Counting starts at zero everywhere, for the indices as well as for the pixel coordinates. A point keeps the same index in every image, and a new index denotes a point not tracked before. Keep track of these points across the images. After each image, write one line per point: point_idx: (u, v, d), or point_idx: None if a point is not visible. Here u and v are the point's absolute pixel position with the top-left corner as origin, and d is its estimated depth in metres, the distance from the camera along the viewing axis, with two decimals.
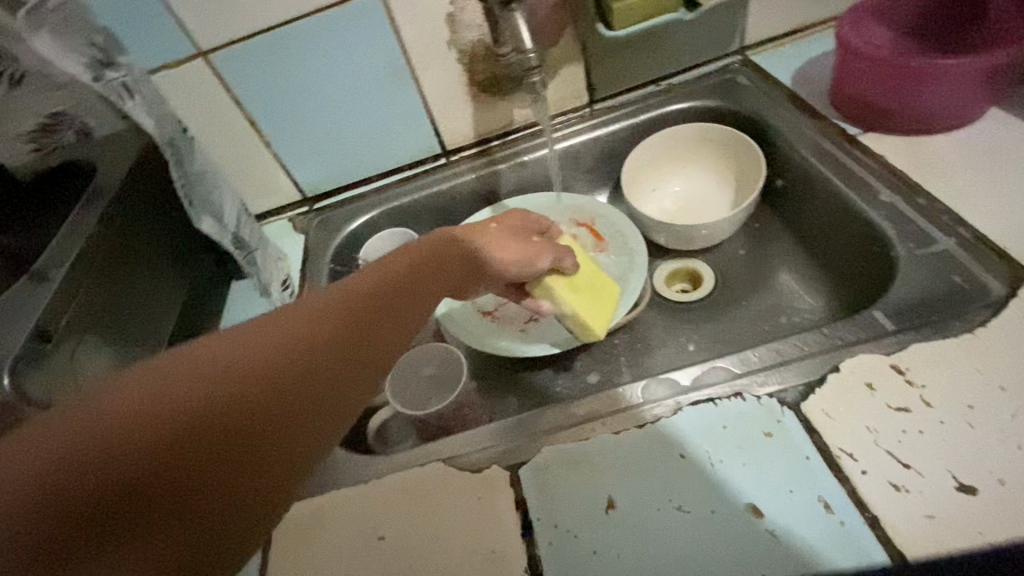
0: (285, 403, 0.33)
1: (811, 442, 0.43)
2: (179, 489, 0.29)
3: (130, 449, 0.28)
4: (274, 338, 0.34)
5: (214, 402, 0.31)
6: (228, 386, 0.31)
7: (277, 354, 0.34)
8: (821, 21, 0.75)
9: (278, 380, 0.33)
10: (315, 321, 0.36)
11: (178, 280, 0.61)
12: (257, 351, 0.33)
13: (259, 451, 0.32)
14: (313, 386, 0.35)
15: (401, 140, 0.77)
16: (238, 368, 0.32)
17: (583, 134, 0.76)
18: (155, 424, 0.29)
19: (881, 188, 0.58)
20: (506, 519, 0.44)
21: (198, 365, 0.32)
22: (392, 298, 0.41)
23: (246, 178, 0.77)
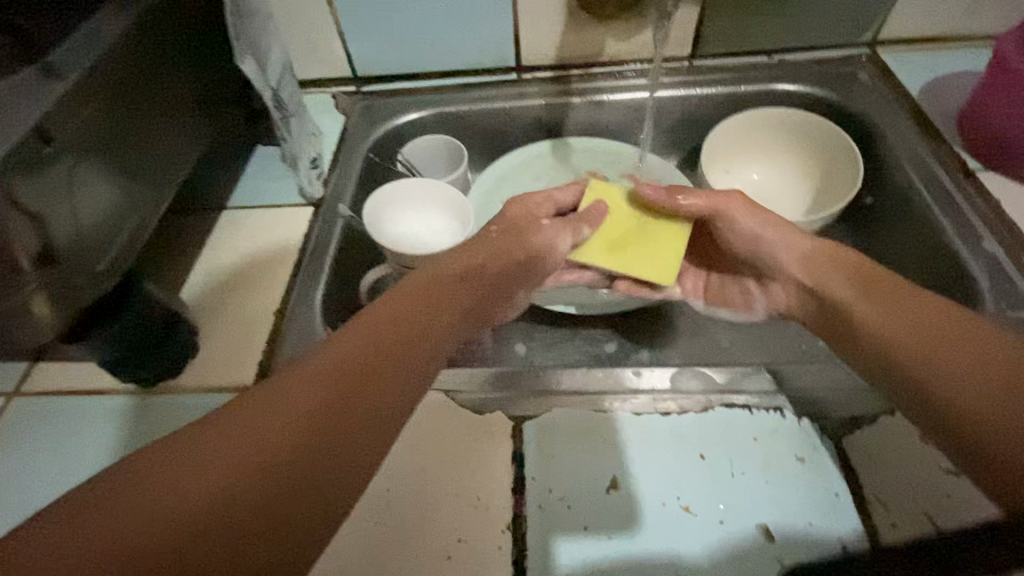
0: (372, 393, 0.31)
1: (844, 479, 0.39)
2: (259, 483, 0.26)
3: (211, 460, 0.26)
4: (348, 346, 0.32)
5: (289, 400, 0.29)
6: (313, 397, 0.29)
7: (359, 355, 0.32)
8: (968, 35, 0.67)
9: (346, 368, 0.31)
10: (385, 323, 0.35)
11: (204, 121, 0.55)
12: (338, 359, 0.31)
13: (334, 437, 0.28)
14: (384, 368, 0.32)
15: (476, 41, 0.69)
16: (308, 374, 0.30)
17: (674, 87, 0.68)
18: (258, 432, 0.27)
19: (986, 235, 0.52)
20: (500, 470, 0.41)
21: (283, 393, 0.29)
22: (438, 285, 0.40)
23: (299, 35, 0.69)
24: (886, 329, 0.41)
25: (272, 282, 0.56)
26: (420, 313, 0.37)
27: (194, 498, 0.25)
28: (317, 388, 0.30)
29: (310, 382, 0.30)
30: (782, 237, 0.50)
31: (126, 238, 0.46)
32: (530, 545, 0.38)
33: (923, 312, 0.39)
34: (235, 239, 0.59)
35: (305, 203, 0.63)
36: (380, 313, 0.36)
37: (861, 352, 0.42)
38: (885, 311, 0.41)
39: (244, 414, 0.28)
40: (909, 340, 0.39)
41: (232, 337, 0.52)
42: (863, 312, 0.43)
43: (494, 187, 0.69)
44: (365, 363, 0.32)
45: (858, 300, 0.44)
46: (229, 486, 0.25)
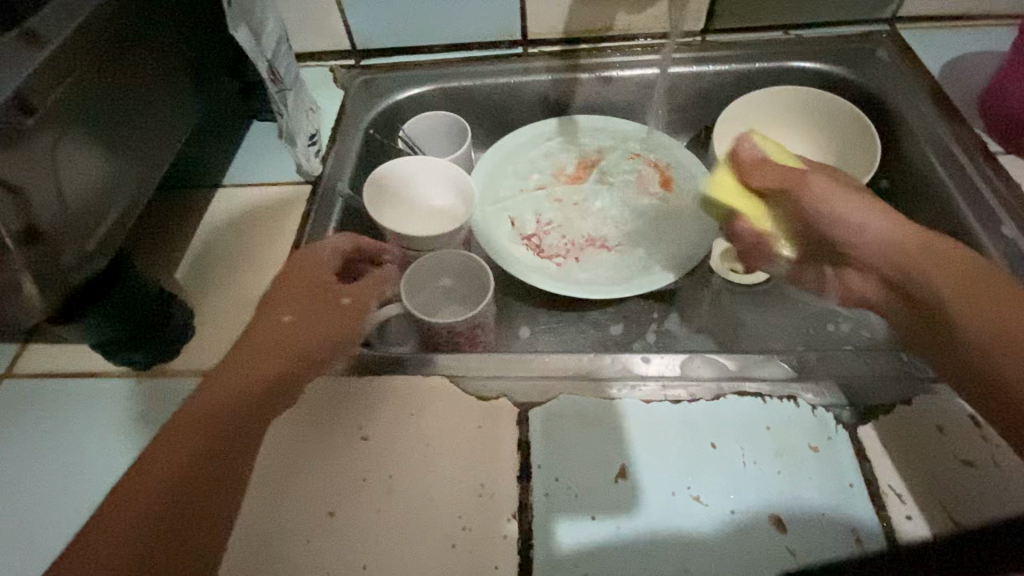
0: (240, 426, 0.37)
1: (859, 469, 0.38)
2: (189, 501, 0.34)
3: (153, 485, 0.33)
4: (212, 396, 0.37)
5: (204, 422, 0.36)
6: (220, 420, 0.36)
7: (218, 400, 0.37)
8: (993, 12, 0.65)
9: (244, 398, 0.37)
10: (241, 368, 0.39)
11: (196, 93, 0.52)
12: (217, 399, 0.37)
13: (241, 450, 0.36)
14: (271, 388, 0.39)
15: (480, 13, 0.66)
16: (214, 400, 0.37)
17: (686, 64, 0.66)
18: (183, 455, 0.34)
19: (1006, 219, 0.51)
20: (506, 457, 0.40)
21: (182, 434, 0.35)
22: (335, 309, 0.45)
23: (296, 6, 0.66)
24: (958, 315, 0.41)
25: (269, 262, 0.54)
26: (265, 347, 0.40)
27: (120, 544, 0.31)
28: (206, 421, 0.36)
29: (179, 440, 0.35)
30: (865, 225, 0.48)
31: (116, 216, 0.44)
32: (535, 533, 0.37)
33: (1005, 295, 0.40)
34: (232, 218, 0.58)
35: (303, 181, 0.61)
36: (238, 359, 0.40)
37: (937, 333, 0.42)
38: (959, 296, 0.42)
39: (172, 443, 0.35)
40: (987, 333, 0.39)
41: (229, 319, 0.51)
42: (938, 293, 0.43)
43: (499, 164, 0.67)
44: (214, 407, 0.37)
45: (934, 276, 0.44)
46: (141, 528, 0.32)
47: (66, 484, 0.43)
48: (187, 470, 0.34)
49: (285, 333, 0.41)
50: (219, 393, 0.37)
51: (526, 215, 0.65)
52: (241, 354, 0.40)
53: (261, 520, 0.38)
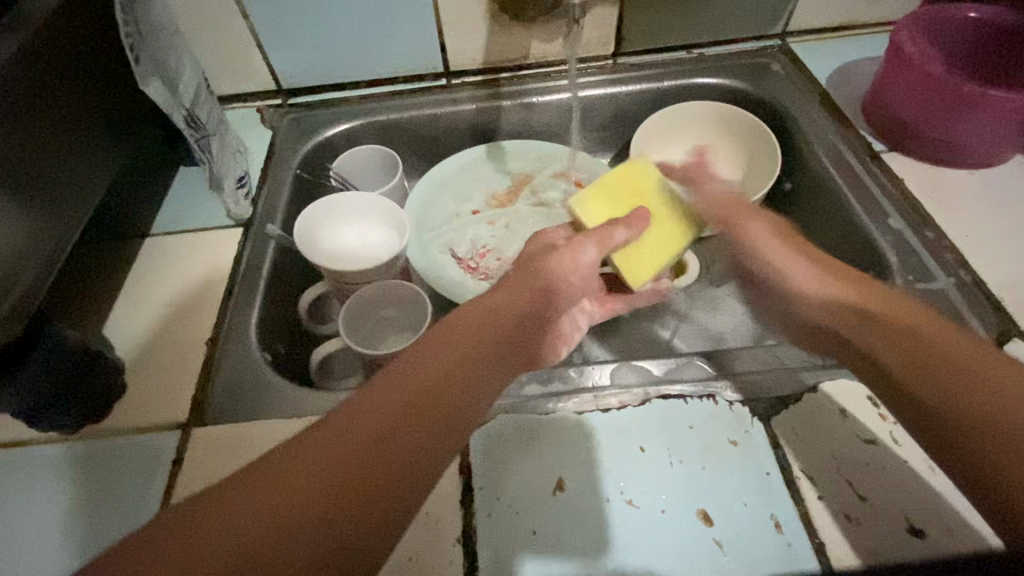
0: (377, 463, 0.29)
1: (774, 458, 0.41)
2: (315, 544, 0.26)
3: (278, 517, 0.26)
4: (342, 418, 0.30)
5: (346, 441, 0.29)
6: (365, 436, 0.29)
7: (353, 431, 0.29)
8: (869, 25, 0.72)
9: (396, 411, 0.31)
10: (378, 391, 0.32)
11: (114, 145, 0.52)
12: (356, 416, 0.30)
13: (389, 475, 0.29)
14: (437, 400, 0.33)
15: (402, 49, 0.68)
16: (357, 416, 0.30)
17: (601, 86, 0.70)
18: (312, 479, 0.27)
19: (892, 212, 0.56)
20: (447, 484, 0.41)
21: (321, 452, 0.28)
22: (500, 327, 0.40)
23: (216, 52, 0.67)
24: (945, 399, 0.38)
25: (202, 309, 0.54)
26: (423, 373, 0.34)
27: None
28: (349, 439, 0.29)
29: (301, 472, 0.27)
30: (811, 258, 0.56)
31: (32, 278, 0.43)
32: (478, 554, 0.38)
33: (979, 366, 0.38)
34: (161, 267, 0.57)
35: (233, 224, 0.60)
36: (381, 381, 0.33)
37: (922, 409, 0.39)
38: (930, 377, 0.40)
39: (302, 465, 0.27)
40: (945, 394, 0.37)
41: (162, 372, 0.50)
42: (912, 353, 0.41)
43: (433, 192, 0.69)
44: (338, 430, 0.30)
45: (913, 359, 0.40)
46: (270, 535, 0.25)
47: None
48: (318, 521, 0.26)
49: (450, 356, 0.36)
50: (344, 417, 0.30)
51: (462, 240, 0.68)
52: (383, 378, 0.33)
53: None
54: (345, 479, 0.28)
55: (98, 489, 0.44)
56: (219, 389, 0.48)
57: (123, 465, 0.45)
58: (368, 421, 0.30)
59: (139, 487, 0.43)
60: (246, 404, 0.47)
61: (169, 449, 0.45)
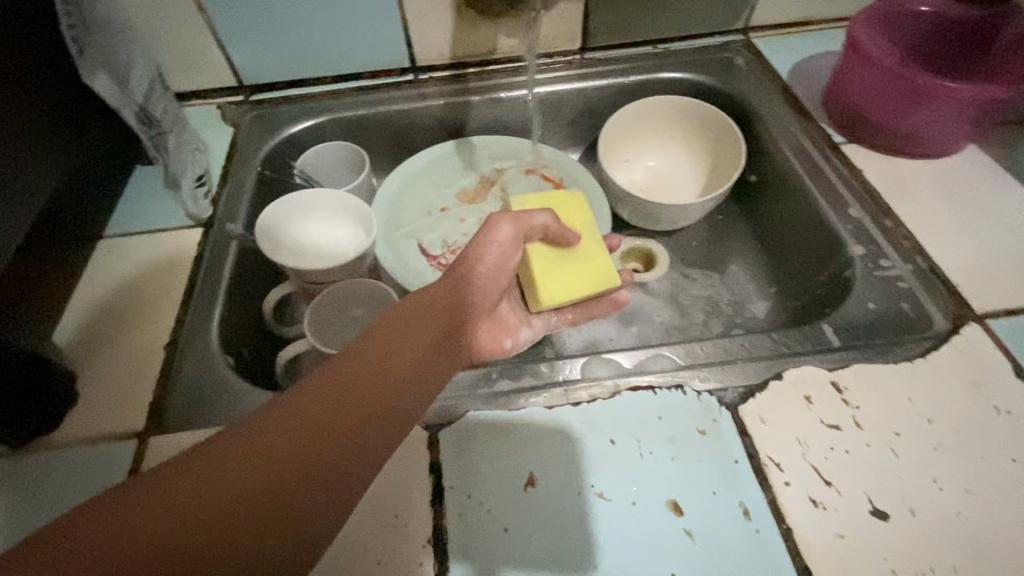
0: (257, 515, 0.29)
1: (742, 446, 0.42)
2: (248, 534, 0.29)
3: (215, 511, 0.28)
4: (234, 459, 0.30)
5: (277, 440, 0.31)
6: (295, 433, 0.31)
7: (235, 475, 0.30)
8: (827, 20, 0.74)
9: (327, 407, 0.33)
10: (279, 429, 0.31)
11: (61, 143, 0.50)
12: (289, 412, 0.32)
13: (321, 468, 0.31)
14: (365, 393, 0.34)
15: (366, 44, 0.67)
16: (289, 414, 0.32)
17: (568, 81, 0.70)
18: (244, 475, 0.30)
19: (852, 202, 0.57)
20: (416, 484, 0.40)
21: (255, 449, 0.31)
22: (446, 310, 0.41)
23: (171, 47, 0.64)
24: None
25: (159, 312, 0.52)
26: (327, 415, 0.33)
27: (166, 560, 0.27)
28: (282, 434, 0.31)
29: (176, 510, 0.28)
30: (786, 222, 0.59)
31: None
32: (450, 553, 0.38)
33: None
34: (116, 270, 0.55)
35: (192, 224, 0.58)
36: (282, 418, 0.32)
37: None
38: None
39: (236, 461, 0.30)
40: None
41: (117, 379, 0.48)
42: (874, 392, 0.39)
43: (401, 189, 0.68)
44: (230, 471, 0.30)
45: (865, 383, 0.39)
46: (211, 523, 0.28)
47: None
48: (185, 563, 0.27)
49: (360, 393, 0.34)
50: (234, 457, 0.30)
51: (433, 240, 0.66)
52: (285, 416, 0.32)
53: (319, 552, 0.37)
54: (219, 526, 0.28)
55: (47, 505, 0.41)
56: (178, 395, 0.47)
57: (76, 476, 0.43)
58: (299, 417, 0.32)
59: (93, 499, 0.41)
60: (207, 409, 0.46)
61: (125, 458, 0.43)
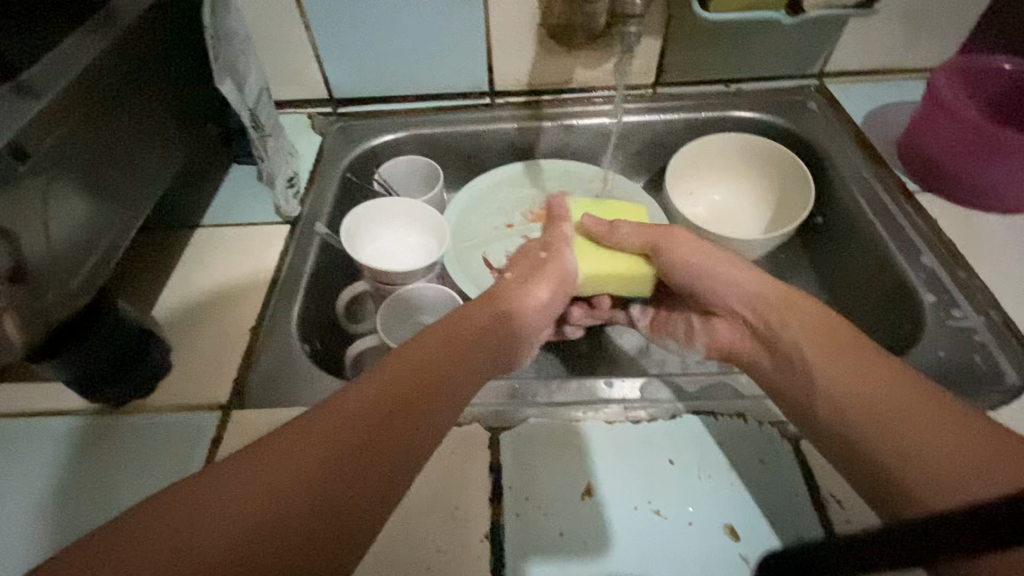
0: (361, 471, 0.33)
1: (803, 479, 0.42)
2: (311, 519, 0.30)
3: (270, 500, 0.30)
4: (327, 429, 0.33)
5: (328, 439, 0.33)
6: (346, 434, 0.33)
7: (291, 468, 0.31)
8: (902, 70, 0.74)
9: (376, 412, 0.35)
10: (327, 432, 0.33)
11: (180, 141, 0.55)
12: (337, 415, 0.34)
13: (374, 463, 0.33)
14: (409, 400, 0.37)
15: (452, 68, 0.71)
16: (339, 417, 0.34)
17: (639, 113, 0.72)
18: (297, 468, 0.31)
19: (924, 251, 0.57)
20: (478, 481, 0.42)
21: (306, 445, 0.32)
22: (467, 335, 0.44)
23: (276, 61, 0.70)
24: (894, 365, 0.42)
25: (244, 299, 0.56)
26: (376, 420, 0.35)
27: (230, 538, 0.28)
28: (331, 434, 0.33)
29: (217, 512, 0.29)
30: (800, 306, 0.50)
31: (100, 255, 0.45)
32: (506, 552, 0.39)
33: (419, 379, 0.38)
34: (211, 256, 0.59)
35: (280, 221, 0.63)
36: (308, 433, 0.33)
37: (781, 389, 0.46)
38: (900, 432, 0.37)
39: (288, 454, 0.32)
40: (397, 370, 0.38)
41: (206, 354, 0.52)
42: (382, 375, 0.37)
43: (471, 204, 0.72)
44: (270, 470, 0.31)
45: (400, 364, 0.39)
46: (268, 513, 0.29)
47: (31, 523, 0.42)
48: (292, 524, 0.29)
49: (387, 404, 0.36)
50: (313, 437, 0.33)
51: (497, 254, 0.69)
52: (322, 423, 0.33)
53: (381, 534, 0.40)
54: (329, 479, 0.31)
55: (139, 459, 0.45)
56: (259, 374, 0.50)
57: (164, 439, 0.46)
58: (348, 421, 0.34)
59: (177, 465, 0.45)
60: (283, 389, 0.49)
61: (209, 427, 0.47)
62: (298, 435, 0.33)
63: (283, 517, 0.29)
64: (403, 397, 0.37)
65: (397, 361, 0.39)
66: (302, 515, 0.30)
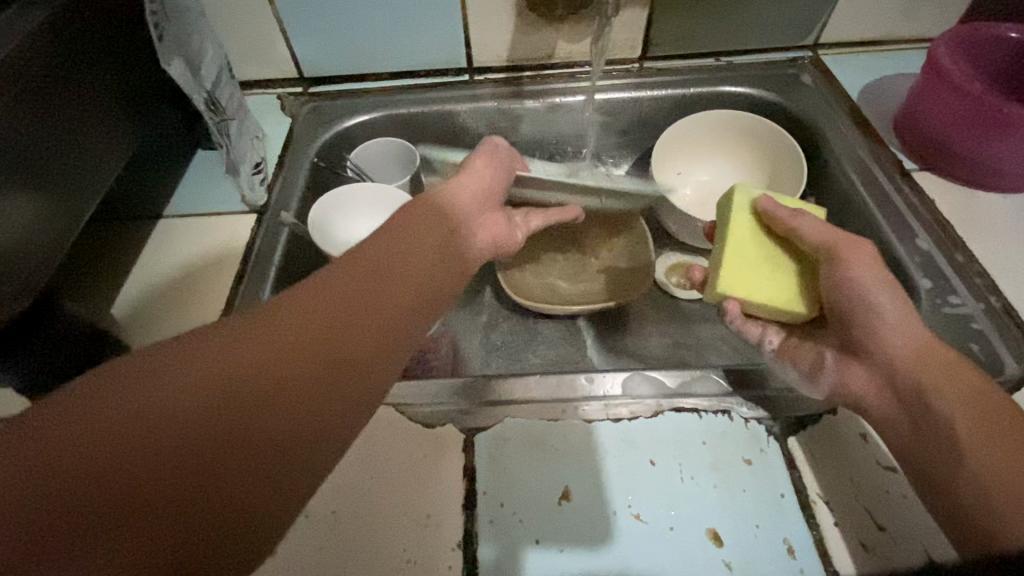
0: (327, 360, 0.29)
1: (789, 479, 0.40)
2: (265, 411, 0.26)
3: (224, 383, 0.26)
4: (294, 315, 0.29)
5: (299, 328, 0.29)
6: (313, 321, 0.29)
7: (251, 352, 0.27)
8: (901, 40, 0.71)
9: (351, 302, 0.31)
10: (296, 316, 0.29)
11: (131, 128, 0.51)
12: (307, 303, 0.30)
13: (347, 355, 0.30)
14: (383, 290, 0.33)
15: (426, 43, 0.67)
16: (312, 300, 0.30)
17: (625, 90, 0.69)
18: (246, 357, 0.27)
19: (921, 233, 0.54)
20: (450, 485, 0.40)
21: (267, 332, 0.28)
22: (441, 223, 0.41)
23: (238, 38, 0.66)
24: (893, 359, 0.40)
25: (209, 296, 0.53)
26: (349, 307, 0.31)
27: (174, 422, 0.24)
28: (301, 317, 0.29)
29: (161, 391, 0.25)
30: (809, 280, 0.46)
31: (41, 255, 0.42)
32: (479, 562, 0.37)
33: (395, 271, 0.34)
34: (173, 249, 0.57)
35: (247, 211, 0.60)
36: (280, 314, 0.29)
37: (851, 405, 0.42)
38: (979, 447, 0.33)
39: (247, 339, 0.28)
40: (372, 258, 0.34)
41: None
42: (356, 262, 0.34)
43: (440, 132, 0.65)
44: (212, 371, 0.26)
45: (375, 250, 0.35)
46: (217, 399, 0.25)
47: None
48: (244, 411, 0.26)
49: (371, 304, 0.32)
50: (276, 323, 0.29)
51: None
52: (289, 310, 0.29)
53: (346, 544, 0.38)
54: (292, 368, 0.28)
55: None
56: None
57: None
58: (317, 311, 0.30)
59: None
60: None
61: None
62: (263, 317, 0.29)
63: (236, 405, 0.26)
64: (378, 285, 0.33)
65: (372, 249, 0.35)
66: (255, 400, 0.26)
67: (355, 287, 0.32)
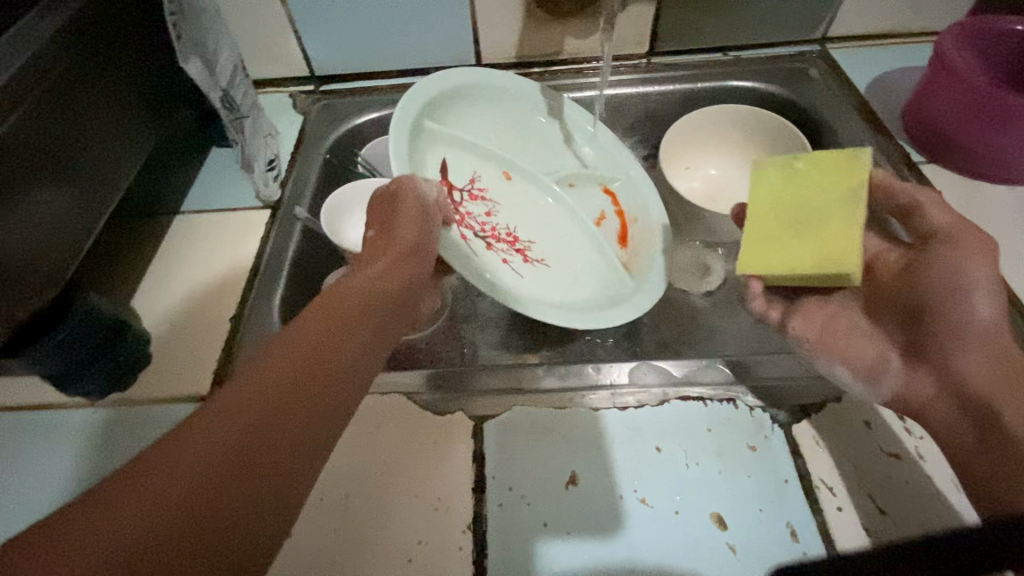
0: (300, 422, 0.28)
1: (794, 466, 0.41)
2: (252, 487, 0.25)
3: (195, 469, 0.24)
4: (251, 384, 0.27)
5: (262, 392, 0.27)
6: (274, 384, 0.28)
7: (222, 435, 0.25)
8: (910, 33, 0.71)
9: (308, 359, 0.30)
10: (251, 387, 0.27)
11: (151, 125, 0.53)
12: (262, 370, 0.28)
13: (318, 403, 0.29)
14: (337, 341, 0.32)
15: (436, 41, 0.68)
16: (268, 365, 0.29)
17: (632, 85, 0.70)
18: (214, 438, 0.25)
19: None
20: (460, 470, 0.41)
21: (226, 409, 0.26)
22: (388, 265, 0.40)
23: (253, 37, 0.68)
24: None
25: (226, 289, 0.55)
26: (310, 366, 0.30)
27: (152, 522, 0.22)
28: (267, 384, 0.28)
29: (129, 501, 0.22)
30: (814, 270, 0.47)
31: (68, 246, 0.44)
32: (488, 543, 0.38)
33: (344, 321, 0.33)
34: (190, 244, 0.58)
35: (261, 206, 0.62)
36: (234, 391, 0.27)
37: None
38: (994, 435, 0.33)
39: (205, 424, 0.25)
40: (318, 315, 0.33)
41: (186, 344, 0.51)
42: (299, 324, 0.32)
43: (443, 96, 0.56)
44: (180, 466, 0.24)
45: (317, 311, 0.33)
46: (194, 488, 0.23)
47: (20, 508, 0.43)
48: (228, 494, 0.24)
49: (329, 357, 0.31)
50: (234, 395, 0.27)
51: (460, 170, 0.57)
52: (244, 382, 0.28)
53: (358, 526, 0.39)
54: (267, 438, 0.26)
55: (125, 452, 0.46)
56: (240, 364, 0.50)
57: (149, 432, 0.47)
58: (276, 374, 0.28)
59: None
60: None
61: None
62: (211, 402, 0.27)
63: (224, 491, 0.24)
64: (331, 338, 0.32)
65: (318, 306, 0.34)
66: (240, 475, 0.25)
67: (306, 346, 0.30)
